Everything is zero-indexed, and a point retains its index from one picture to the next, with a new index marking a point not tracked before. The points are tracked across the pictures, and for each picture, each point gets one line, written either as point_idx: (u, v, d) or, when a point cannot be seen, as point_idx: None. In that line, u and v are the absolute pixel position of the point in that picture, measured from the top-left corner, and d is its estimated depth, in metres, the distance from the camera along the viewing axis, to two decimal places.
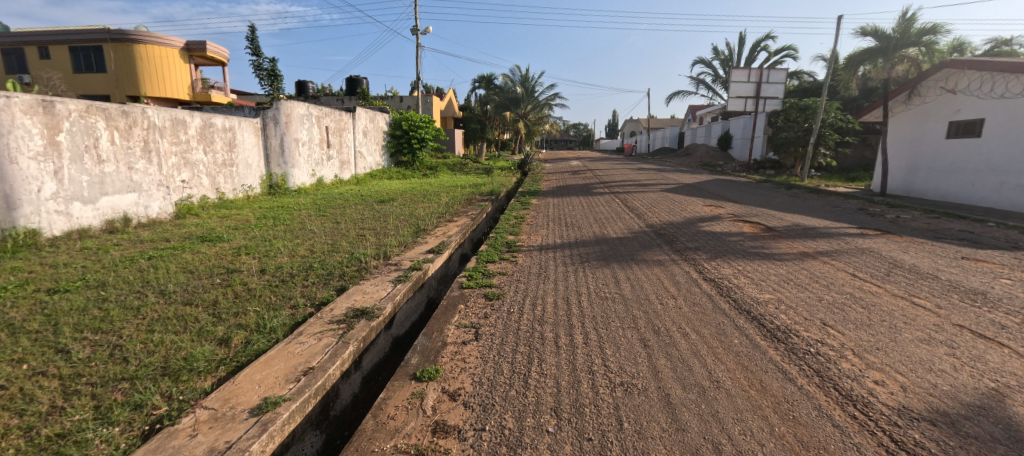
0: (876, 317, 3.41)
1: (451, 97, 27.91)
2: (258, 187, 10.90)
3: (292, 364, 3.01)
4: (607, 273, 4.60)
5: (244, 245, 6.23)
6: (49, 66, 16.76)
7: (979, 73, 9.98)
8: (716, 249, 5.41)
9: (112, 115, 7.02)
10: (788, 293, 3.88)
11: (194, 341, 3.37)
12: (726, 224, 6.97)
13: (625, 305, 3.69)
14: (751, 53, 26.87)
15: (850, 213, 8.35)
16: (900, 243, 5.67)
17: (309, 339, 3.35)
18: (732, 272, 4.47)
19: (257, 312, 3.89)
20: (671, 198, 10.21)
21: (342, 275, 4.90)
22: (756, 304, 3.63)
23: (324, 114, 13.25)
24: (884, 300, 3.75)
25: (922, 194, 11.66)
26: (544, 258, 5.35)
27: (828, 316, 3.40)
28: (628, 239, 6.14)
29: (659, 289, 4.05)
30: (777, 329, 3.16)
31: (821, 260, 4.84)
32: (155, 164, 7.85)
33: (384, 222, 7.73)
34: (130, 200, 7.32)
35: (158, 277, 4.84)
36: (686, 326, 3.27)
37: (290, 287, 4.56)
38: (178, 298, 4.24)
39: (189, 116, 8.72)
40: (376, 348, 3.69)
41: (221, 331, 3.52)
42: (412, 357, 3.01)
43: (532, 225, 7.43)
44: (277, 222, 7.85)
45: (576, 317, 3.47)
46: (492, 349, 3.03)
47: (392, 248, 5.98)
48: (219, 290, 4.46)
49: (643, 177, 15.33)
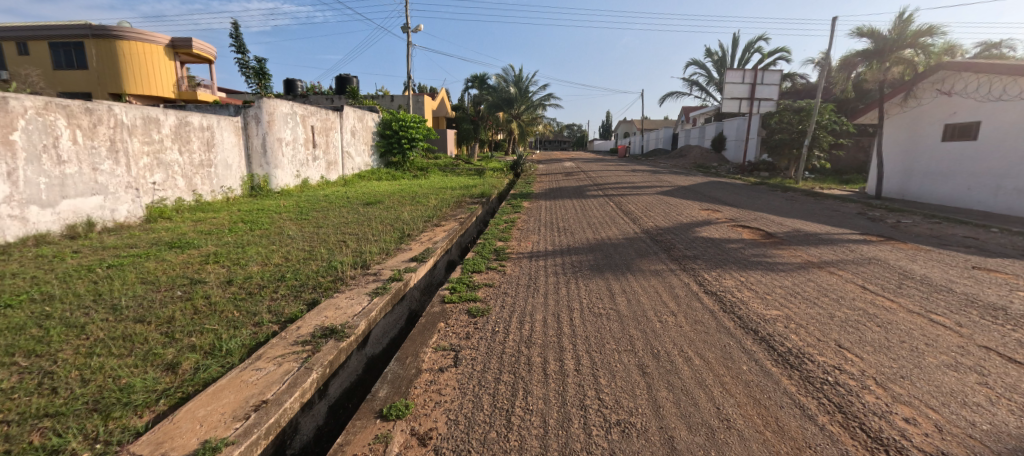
0: (894, 338, 3.08)
1: (443, 97, 27.48)
2: (238, 188, 10.45)
3: (244, 396, 2.66)
4: (601, 285, 4.27)
5: (214, 252, 5.84)
6: (27, 62, 16.18)
7: (975, 76, 9.84)
8: (716, 257, 5.10)
9: (74, 112, 6.61)
10: (797, 309, 3.56)
11: (138, 367, 3.03)
12: (724, 230, 6.66)
13: (620, 323, 3.37)
14: (744, 54, 26.73)
15: (850, 217, 8.09)
16: (907, 251, 5.39)
17: (268, 364, 2.99)
18: (735, 284, 4.15)
19: (215, 331, 3.55)
20: (666, 201, 9.91)
21: (316, 287, 4.53)
22: (763, 323, 3.31)
23: (310, 113, 12.83)
24: (899, 316, 3.45)
25: (918, 197, 11.46)
26: (534, 267, 5.01)
27: (842, 336, 3.09)
28: (622, 245, 5.83)
29: (657, 304, 3.72)
30: (789, 353, 2.85)
31: (827, 271, 4.54)
32: (123, 165, 7.42)
33: (368, 227, 7.36)
34: (95, 203, 6.90)
35: (114, 289, 4.46)
36: (689, 349, 2.94)
37: (257, 300, 4.20)
38: (130, 315, 3.87)
39: (163, 113, 8.29)
40: (346, 371, 3.35)
41: (170, 354, 3.18)
42: (380, 389, 2.65)
43: (522, 230, 7.10)
44: (253, 227, 7.44)
45: (567, 338, 3.14)
46: (472, 377, 2.70)
47: (373, 256, 5.61)
48: (178, 305, 4.09)
49: (637, 179, 15.05)
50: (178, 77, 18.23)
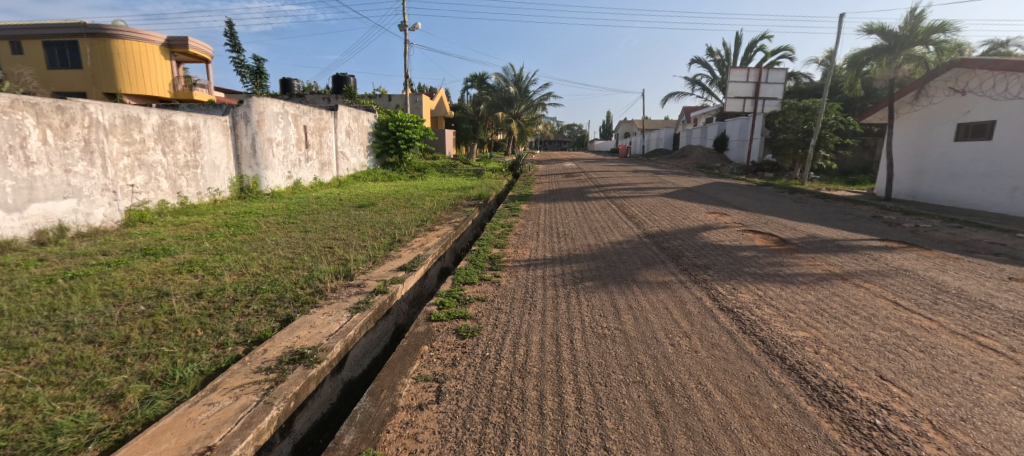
0: (943, 367, 2.67)
1: (442, 96, 26.99)
2: (227, 190, 10.05)
3: (187, 441, 2.30)
4: (604, 299, 3.87)
5: (190, 261, 5.44)
6: (20, 61, 15.81)
7: (991, 73, 9.42)
8: (729, 267, 4.69)
9: (45, 111, 6.26)
10: (826, 330, 3.14)
11: (74, 401, 2.66)
12: (734, 235, 6.27)
13: (628, 347, 2.98)
14: (747, 53, 26.29)
15: (865, 221, 7.69)
16: (934, 260, 4.99)
17: (223, 397, 2.63)
18: (752, 299, 3.74)
19: (171, 355, 3.17)
20: (671, 203, 9.50)
21: (293, 300, 4.13)
22: (790, 348, 2.90)
23: (302, 112, 12.44)
24: (942, 339, 3.04)
25: (929, 199, 11.05)
26: (531, 277, 4.61)
27: (882, 364, 2.69)
28: (626, 252, 5.43)
29: (668, 324, 3.32)
30: (825, 387, 2.45)
31: (853, 283, 4.14)
32: (99, 167, 7.04)
33: (358, 231, 7.01)
34: (67, 206, 6.54)
35: (71, 303, 4.08)
36: (707, 381, 2.54)
37: (225, 317, 3.80)
38: (82, 334, 3.49)
39: (145, 112, 7.91)
40: (317, 401, 2.97)
41: (114, 384, 2.81)
42: (346, 434, 2.27)
43: (520, 234, 6.73)
44: (236, 231, 7.08)
45: (568, 365, 2.75)
46: (455, 418, 2.30)
47: (358, 265, 5.21)
48: (137, 322, 3.70)
49: (639, 181, 14.64)
50: (174, 76, 17.84)
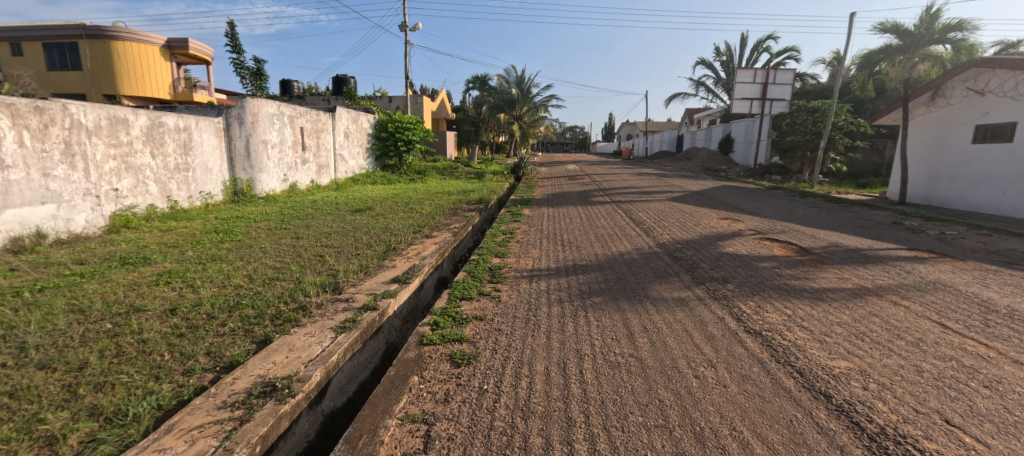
0: (1017, 408, 2.29)
1: (442, 97, 26.63)
2: (219, 194, 9.72)
3: None
4: (615, 319, 3.49)
5: (169, 271, 5.09)
6: (19, 63, 15.53)
7: (1012, 73, 9.01)
8: (750, 281, 4.30)
9: (21, 111, 5.91)
10: (871, 360, 2.76)
11: (6, 445, 2.30)
12: (751, 244, 5.88)
13: (645, 379, 2.60)
14: (752, 54, 25.82)
15: (886, 228, 7.30)
16: (973, 273, 4.60)
17: (177, 441, 2.30)
18: (781, 321, 3.35)
19: (130, 384, 2.80)
20: (679, 208, 9.10)
21: (274, 318, 3.76)
22: (834, 382, 2.52)
23: (299, 114, 12.13)
24: (1006, 371, 2.65)
25: (945, 203, 10.64)
26: (535, 292, 4.23)
27: (945, 405, 2.30)
28: (637, 263, 5.04)
29: (689, 350, 2.93)
30: (885, 437, 2.07)
31: (889, 300, 3.75)
32: (80, 170, 6.69)
33: (352, 238, 6.66)
34: (45, 212, 6.20)
35: (31, 320, 3.72)
36: (742, 426, 2.16)
37: (197, 337, 3.43)
38: (35, 359, 3.13)
39: (131, 113, 7.56)
40: (291, 440, 2.61)
41: (58, 422, 2.45)
42: None
43: (522, 242, 6.36)
44: (224, 237, 6.75)
45: (577, 403, 2.39)
46: None
47: (348, 276, 4.84)
48: (99, 344, 3.33)
49: (645, 183, 14.24)
50: (174, 78, 17.56)
